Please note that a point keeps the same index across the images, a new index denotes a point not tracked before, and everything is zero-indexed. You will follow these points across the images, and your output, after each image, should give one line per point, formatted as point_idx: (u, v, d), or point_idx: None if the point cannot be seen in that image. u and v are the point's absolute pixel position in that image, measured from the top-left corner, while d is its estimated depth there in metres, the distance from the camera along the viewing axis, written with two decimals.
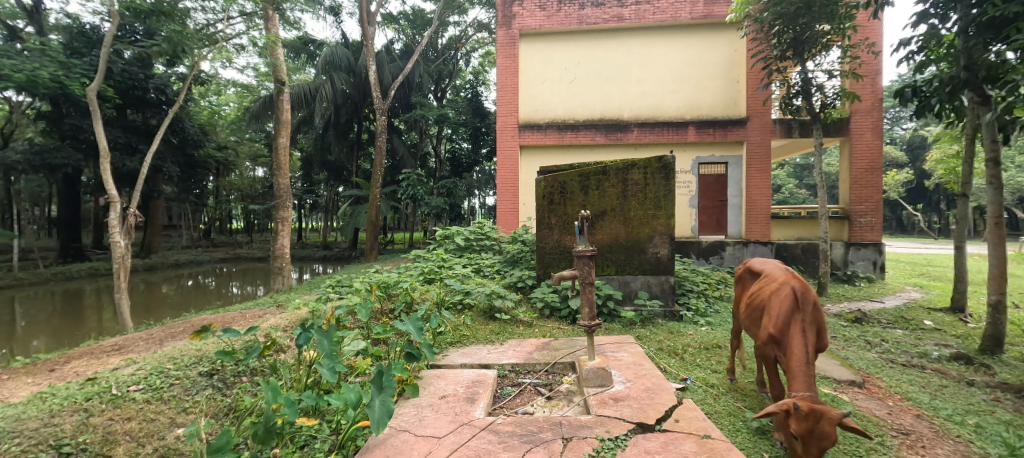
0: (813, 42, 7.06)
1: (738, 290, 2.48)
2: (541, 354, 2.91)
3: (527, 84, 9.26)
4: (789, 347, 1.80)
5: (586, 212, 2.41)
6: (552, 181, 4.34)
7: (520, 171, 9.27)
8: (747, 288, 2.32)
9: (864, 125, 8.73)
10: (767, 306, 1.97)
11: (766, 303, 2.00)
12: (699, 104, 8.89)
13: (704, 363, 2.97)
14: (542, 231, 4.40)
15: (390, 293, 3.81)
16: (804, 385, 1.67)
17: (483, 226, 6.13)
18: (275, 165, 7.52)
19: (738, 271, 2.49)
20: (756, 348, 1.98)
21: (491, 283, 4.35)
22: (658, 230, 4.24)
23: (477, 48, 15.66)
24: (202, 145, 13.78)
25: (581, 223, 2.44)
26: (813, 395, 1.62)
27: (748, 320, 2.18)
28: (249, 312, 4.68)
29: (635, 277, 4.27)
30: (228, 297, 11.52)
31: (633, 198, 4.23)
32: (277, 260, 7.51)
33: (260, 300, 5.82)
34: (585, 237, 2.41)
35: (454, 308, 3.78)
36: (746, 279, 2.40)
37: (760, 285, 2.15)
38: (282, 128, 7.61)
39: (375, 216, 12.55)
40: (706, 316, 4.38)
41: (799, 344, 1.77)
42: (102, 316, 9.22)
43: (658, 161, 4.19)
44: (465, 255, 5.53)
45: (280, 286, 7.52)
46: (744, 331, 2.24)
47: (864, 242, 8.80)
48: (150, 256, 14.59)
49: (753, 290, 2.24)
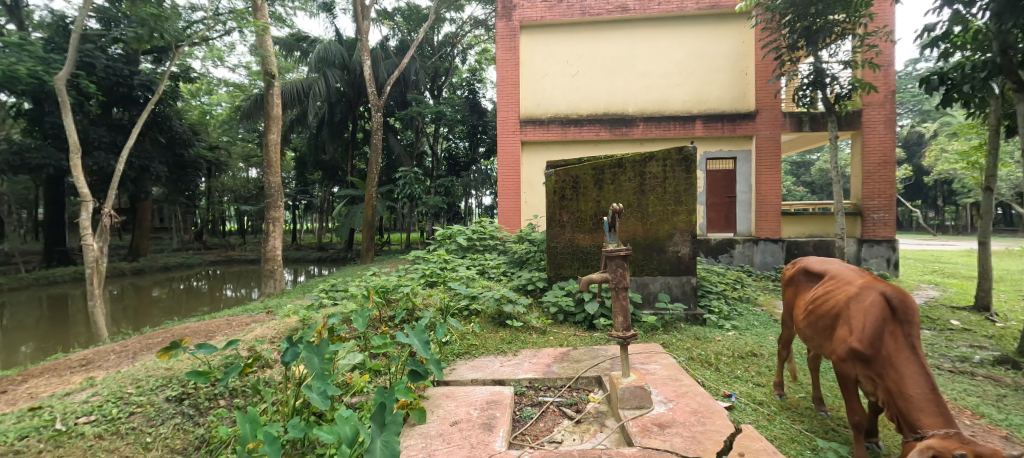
0: (826, 32, 6.80)
1: (787, 295, 2.16)
2: (561, 368, 2.57)
3: (528, 77, 8.93)
4: (895, 368, 1.46)
5: (617, 206, 2.05)
6: (563, 175, 4.03)
7: (522, 168, 8.93)
8: (803, 294, 1.99)
9: (876, 118, 8.47)
10: (849, 316, 1.63)
11: (844, 313, 1.67)
12: (707, 97, 8.59)
13: (743, 375, 2.64)
14: (553, 229, 4.07)
15: (389, 298, 3.47)
16: (935, 418, 1.33)
17: (485, 225, 5.80)
18: (266, 163, 7.13)
19: (784, 274, 2.17)
20: (841, 369, 1.63)
21: (498, 286, 4.01)
22: (679, 227, 3.92)
23: (473, 45, 15.29)
24: (192, 144, 13.32)
25: (612, 218, 2.10)
26: (959, 433, 1.27)
27: (812, 333, 1.85)
28: (236, 320, 4.31)
29: (654, 278, 3.96)
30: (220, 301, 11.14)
31: (652, 193, 3.91)
32: (269, 263, 7.12)
33: (249, 306, 5.45)
34: (616, 235, 2.08)
35: (460, 315, 3.44)
36: (798, 281, 2.09)
37: (823, 290, 1.83)
38: (273, 123, 7.20)
39: (372, 217, 12.18)
40: (730, 319, 4.07)
41: (908, 363, 1.44)
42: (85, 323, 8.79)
43: (679, 152, 3.88)
44: (469, 256, 5.17)
45: (272, 289, 7.14)
46: (809, 344, 1.90)
47: (877, 239, 8.53)
48: (139, 259, 14.13)
49: (814, 294, 1.90)
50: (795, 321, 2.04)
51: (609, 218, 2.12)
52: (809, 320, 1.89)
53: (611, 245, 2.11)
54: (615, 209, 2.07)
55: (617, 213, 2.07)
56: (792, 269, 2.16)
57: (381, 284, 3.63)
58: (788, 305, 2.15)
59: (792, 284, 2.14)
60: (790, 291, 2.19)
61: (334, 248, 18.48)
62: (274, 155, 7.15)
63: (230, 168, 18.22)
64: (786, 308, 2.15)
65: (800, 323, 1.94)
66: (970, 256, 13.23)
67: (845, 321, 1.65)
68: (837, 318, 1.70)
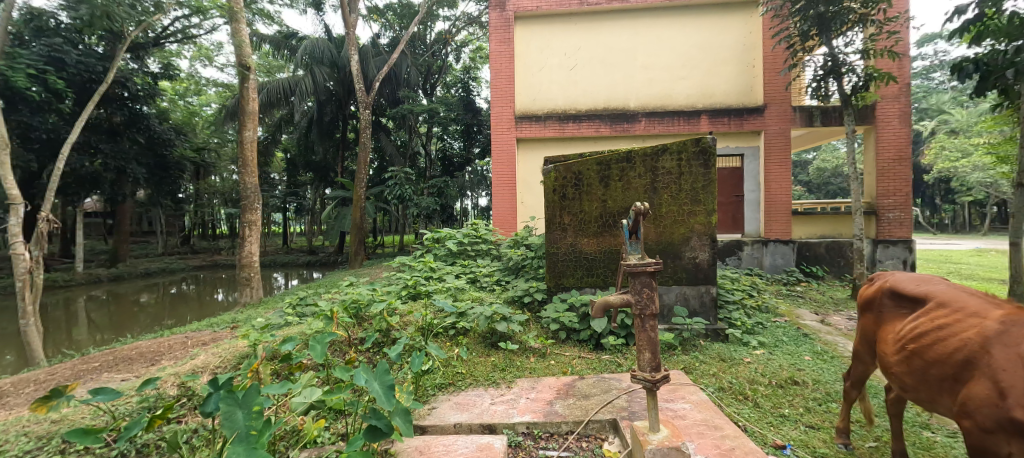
0: (841, 20, 6.38)
1: (865, 322, 1.84)
2: (566, 408, 2.07)
3: (524, 71, 8.43)
4: None
5: (641, 204, 1.54)
6: (564, 171, 3.54)
7: (518, 167, 8.42)
8: (893, 325, 1.68)
9: (891, 112, 8.04)
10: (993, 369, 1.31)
11: (979, 362, 1.36)
12: (713, 91, 8.12)
13: (793, 414, 2.14)
14: (553, 233, 3.57)
15: (362, 316, 2.95)
16: None
17: (478, 228, 5.29)
18: (240, 163, 6.52)
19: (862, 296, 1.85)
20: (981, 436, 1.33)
21: (489, 299, 3.50)
22: (695, 229, 3.43)
23: (467, 43, 14.79)
24: (174, 144, 12.72)
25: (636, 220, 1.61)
26: None
27: (916, 380, 1.55)
28: (194, 339, 3.79)
29: (668, 288, 3.47)
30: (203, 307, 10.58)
31: (665, 191, 3.43)
32: (244, 270, 6.55)
33: (216, 319, 4.91)
34: (642, 245, 1.58)
35: (445, 335, 2.92)
36: (882, 307, 1.77)
37: (930, 325, 1.52)
38: (248, 120, 6.60)
39: (361, 219, 11.67)
40: (754, 333, 3.60)
41: None
42: (54, 336, 8.22)
43: (695, 144, 3.39)
44: (459, 263, 4.65)
45: (249, 298, 6.56)
46: (910, 389, 1.59)
47: (892, 240, 8.11)
48: (118, 265, 13.49)
49: (916, 326, 1.58)
50: (881, 358, 1.73)
51: (630, 220, 1.63)
52: (909, 362, 1.57)
53: (633, 258, 1.62)
54: (638, 208, 1.57)
55: (640, 214, 1.57)
56: (872, 291, 1.83)
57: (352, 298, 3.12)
58: (867, 335, 1.84)
59: (872, 309, 1.83)
60: (866, 316, 1.87)
61: (325, 252, 17.97)
62: (247, 153, 6.53)
63: (216, 170, 17.60)
64: (865, 338, 1.84)
65: (893, 363, 1.63)
66: (979, 256, 12.86)
67: (981, 373, 1.34)
68: (964, 367, 1.40)
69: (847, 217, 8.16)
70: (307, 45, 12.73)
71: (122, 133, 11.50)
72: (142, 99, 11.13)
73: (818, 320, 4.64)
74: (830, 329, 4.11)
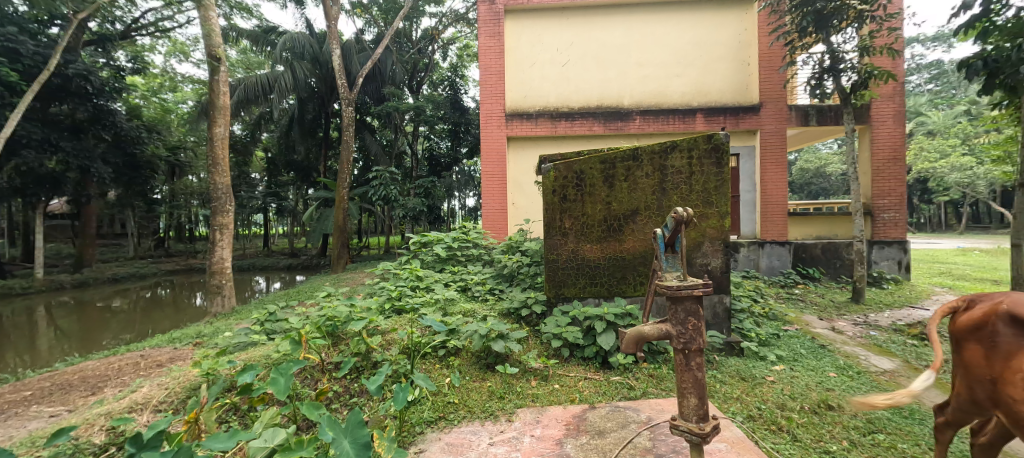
0: (841, 16, 6.20)
1: (972, 354, 1.62)
2: (579, 450, 1.75)
3: (514, 66, 8.09)
4: None
5: (683, 207, 1.25)
6: (564, 170, 3.22)
7: (508, 167, 8.09)
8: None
9: (885, 111, 7.93)
10: None
11: None
12: (708, 88, 7.91)
13: (840, 452, 1.85)
14: (552, 237, 3.24)
15: (339, 335, 2.57)
16: None
17: (468, 231, 4.93)
18: (210, 161, 6.01)
19: (968, 323, 1.62)
20: None
21: (483, 313, 3.15)
22: (708, 234, 3.15)
23: (454, 40, 14.40)
24: (143, 142, 12.02)
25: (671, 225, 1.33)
26: None
27: None
28: (151, 360, 3.35)
29: None
30: (176, 312, 10.01)
31: (674, 191, 3.14)
32: (215, 277, 6.06)
33: (180, 333, 4.45)
34: (682, 259, 1.29)
35: (433, 357, 2.57)
36: (997, 336, 1.56)
37: None
38: (219, 115, 6.08)
39: (343, 221, 11.20)
40: (769, 345, 3.33)
41: None
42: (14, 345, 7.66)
43: (707, 140, 3.11)
44: (448, 270, 4.28)
45: (219, 308, 6.05)
46: None
47: (887, 240, 8.01)
48: (84, 270, 12.71)
49: None
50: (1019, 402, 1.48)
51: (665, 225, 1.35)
52: None
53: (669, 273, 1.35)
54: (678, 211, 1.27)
55: (680, 220, 1.28)
56: (976, 317, 1.62)
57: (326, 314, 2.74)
58: (977, 372, 1.60)
59: (978, 339, 1.61)
60: (966, 346, 1.64)
61: (308, 254, 17.40)
62: (218, 151, 6.02)
63: (191, 170, 16.83)
64: (978, 377, 1.60)
65: None
66: (964, 256, 13.01)
67: None
68: None
69: (842, 218, 8.03)
70: (286, 39, 12.13)
71: (86, 129, 10.78)
72: (108, 94, 10.45)
73: (828, 327, 4.41)
74: (844, 338, 3.86)
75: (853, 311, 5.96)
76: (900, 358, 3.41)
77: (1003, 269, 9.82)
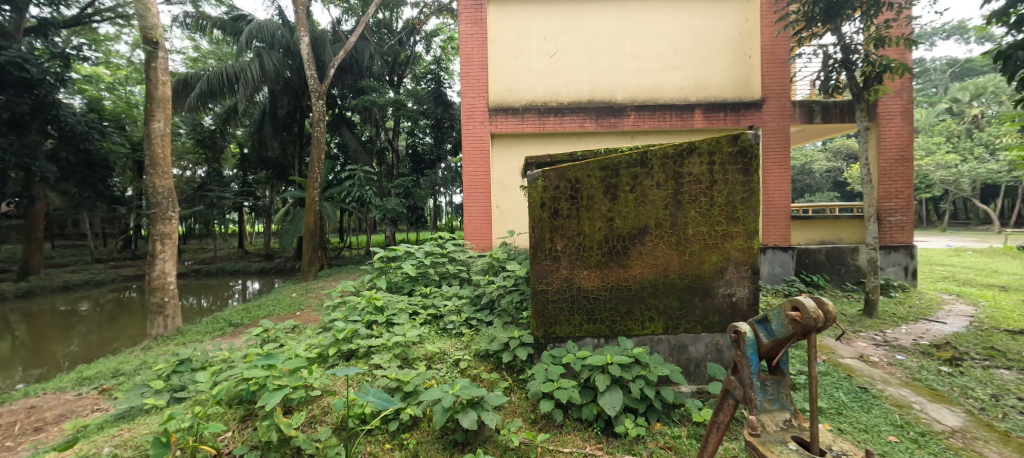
0: (852, 5, 5.69)
1: None
2: None
3: (497, 56, 7.38)
4: None
5: (812, 311, 1.39)
6: (555, 178, 2.57)
7: (493, 167, 7.43)
8: None
9: (893, 108, 7.46)
10: None
11: None
12: (707, 82, 7.33)
13: None
14: (540, 262, 2.59)
15: (253, 405, 1.92)
16: None
17: (444, 243, 4.27)
18: (147, 160, 5.17)
19: None
20: None
21: (454, 363, 2.51)
22: (731, 258, 2.58)
23: (437, 32, 13.64)
24: (95, 138, 10.96)
25: (782, 330, 1.50)
26: None
27: None
28: (28, 423, 2.60)
29: (695, 336, 2.59)
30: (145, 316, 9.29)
31: (691, 205, 2.55)
32: (155, 294, 5.26)
33: (93, 370, 3.68)
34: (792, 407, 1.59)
35: (384, 434, 1.93)
36: None
37: None
38: (157, 108, 5.23)
39: (316, 224, 10.39)
40: (803, 393, 2.75)
41: None
42: None
43: (732, 142, 2.54)
44: (417, 293, 3.61)
45: (160, 329, 5.26)
46: None
47: (894, 245, 7.59)
48: (29, 278, 11.63)
49: None
50: None
51: (777, 316, 1.54)
52: None
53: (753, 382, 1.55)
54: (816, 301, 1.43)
55: (798, 325, 1.45)
56: None
57: (237, 374, 2.05)
58: None
59: None
60: None
61: (283, 256, 16.55)
62: (157, 149, 5.18)
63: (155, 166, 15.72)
64: None
65: None
66: (957, 256, 12.77)
67: None
68: None
69: (848, 222, 7.56)
70: (254, 27, 11.18)
71: (28, 124, 9.73)
72: (50, 85, 9.40)
73: (856, 355, 3.86)
74: (881, 373, 3.32)
75: (868, 327, 5.47)
76: (956, 404, 2.87)
77: (1004, 274, 9.49)
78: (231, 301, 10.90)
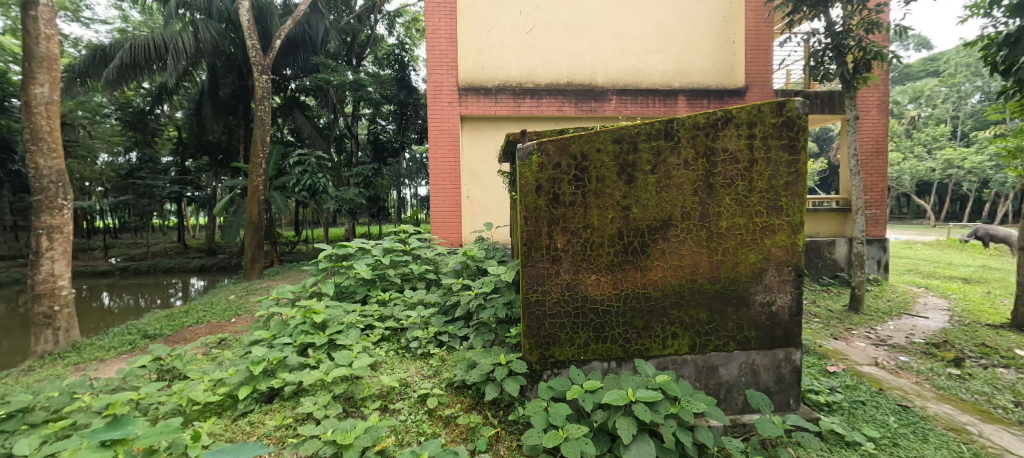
0: None
1: None
2: None
3: (467, 30, 6.64)
4: None
5: None
6: (556, 152, 1.94)
7: (462, 152, 6.71)
8: None
9: (870, 101, 7.33)
10: None
11: None
12: (690, 67, 6.91)
13: None
14: (534, 264, 1.95)
15: None
16: None
17: (407, 239, 3.56)
18: (26, 134, 4.13)
19: None
20: None
21: (416, 409, 1.86)
22: (772, 258, 2.06)
23: (401, 12, 12.63)
24: None
25: None
26: None
27: None
28: None
29: (730, 356, 2.06)
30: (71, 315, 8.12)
31: (726, 191, 2.01)
32: (41, 302, 4.26)
33: None
34: None
35: None
36: None
37: None
38: (41, 71, 4.18)
39: (259, 216, 9.23)
40: (847, 417, 2.29)
41: None
42: None
43: (777, 111, 2.00)
44: (374, 301, 2.91)
45: (45, 345, 4.24)
46: None
47: (869, 238, 7.49)
48: None
49: None
50: None
51: None
52: None
53: None
54: None
55: None
56: None
57: (66, 450, 1.33)
58: None
59: None
60: None
61: (228, 250, 15.09)
62: (40, 120, 4.15)
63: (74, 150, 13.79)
64: None
65: None
66: (909, 249, 13.22)
67: None
68: None
69: (827, 216, 7.37)
70: None
71: None
72: None
73: (872, 361, 3.50)
74: (911, 385, 2.95)
75: (858, 325, 5.22)
76: (1009, 423, 2.49)
77: (959, 266, 9.74)
78: (172, 301, 9.57)
